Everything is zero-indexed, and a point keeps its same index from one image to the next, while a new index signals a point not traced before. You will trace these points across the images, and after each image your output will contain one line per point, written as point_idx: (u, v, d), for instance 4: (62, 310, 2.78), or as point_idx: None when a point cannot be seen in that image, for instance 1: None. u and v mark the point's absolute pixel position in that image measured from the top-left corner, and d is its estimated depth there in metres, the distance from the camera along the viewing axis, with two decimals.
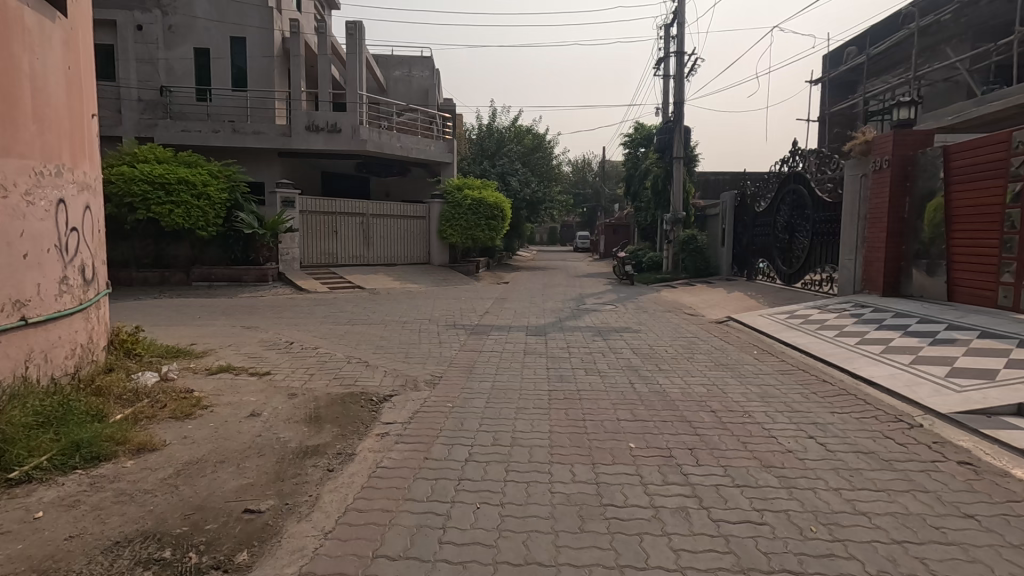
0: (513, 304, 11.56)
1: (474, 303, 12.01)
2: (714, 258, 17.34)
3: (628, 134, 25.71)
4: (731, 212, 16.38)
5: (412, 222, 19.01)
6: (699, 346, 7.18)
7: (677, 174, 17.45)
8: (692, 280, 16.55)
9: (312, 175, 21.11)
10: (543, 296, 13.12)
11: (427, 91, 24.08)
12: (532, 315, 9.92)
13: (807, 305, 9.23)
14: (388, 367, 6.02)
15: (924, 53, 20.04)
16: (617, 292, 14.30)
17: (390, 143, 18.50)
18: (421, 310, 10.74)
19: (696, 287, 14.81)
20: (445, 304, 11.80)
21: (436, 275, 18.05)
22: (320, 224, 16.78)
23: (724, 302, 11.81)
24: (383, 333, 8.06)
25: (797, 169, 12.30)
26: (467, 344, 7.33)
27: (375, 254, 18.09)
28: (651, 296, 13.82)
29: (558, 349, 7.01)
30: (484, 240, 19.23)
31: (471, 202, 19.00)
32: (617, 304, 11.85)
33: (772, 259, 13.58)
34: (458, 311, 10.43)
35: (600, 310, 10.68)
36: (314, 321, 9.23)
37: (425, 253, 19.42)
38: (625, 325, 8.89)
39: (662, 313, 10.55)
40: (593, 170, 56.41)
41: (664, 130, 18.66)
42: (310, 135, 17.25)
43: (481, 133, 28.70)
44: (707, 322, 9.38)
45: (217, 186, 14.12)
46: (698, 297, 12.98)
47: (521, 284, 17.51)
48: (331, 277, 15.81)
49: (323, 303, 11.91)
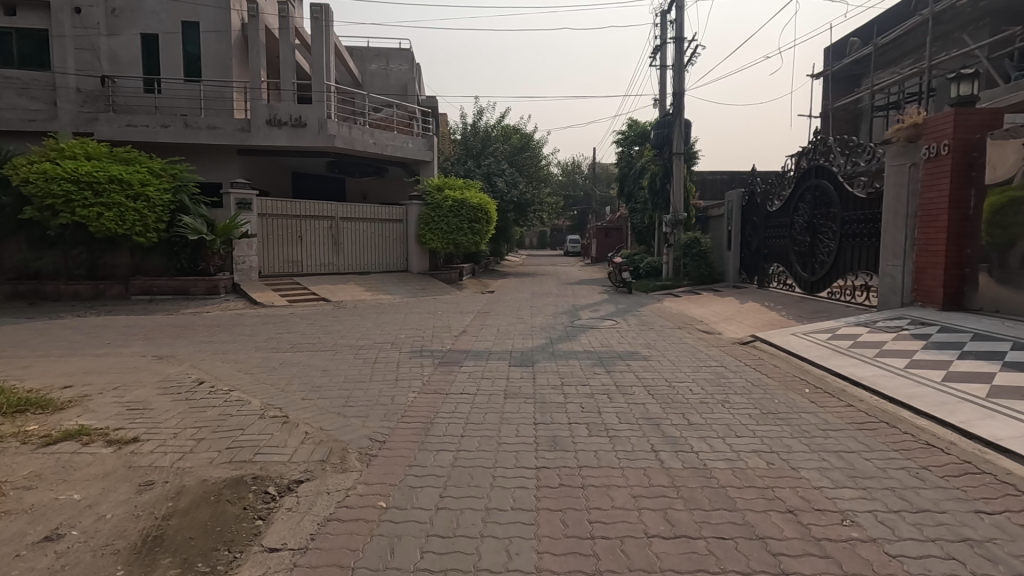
0: (496, 320, 9.93)
1: (451, 318, 10.38)
2: (720, 263, 15.81)
3: (621, 132, 24.19)
4: (737, 213, 14.86)
5: (387, 226, 17.30)
6: (730, 381, 5.56)
7: (677, 171, 15.91)
8: (696, 288, 15.03)
9: (279, 176, 19.35)
10: (531, 309, 11.49)
11: (406, 87, 22.42)
12: (516, 335, 8.31)
13: (849, 322, 7.67)
14: (312, 425, 4.33)
15: (937, 42, 18.76)
16: (614, 303, 12.73)
17: (363, 139, 16.78)
18: (387, 329, 9.10)
19: (702, 296, 13.25)
20: (416, 320, 10.13)
21: (414, 284, 16.37)
22: (282, 228, 15.07)
23: (739, 315, 10.24)
24: (327, 366, 6.37)
25: (818, 162, 10.79)
26: (431, 381, 5.67)
27: (345, 261, 16.37)
28: (653, 307, 12.25)
29: (549, 388, 5.37)
30: (467, 245, 17.58)
31: (453, 204, 17.32)
32: (617, 318, 10.26)
33: (789, 265, 12.04)
34: (430, 330, 8.77)
35: (597, 327, 9.08)
36: (251, 346, 7.54)
37: (403, 260, 17.70)
38: (631, 348, 7.28)
39: (670, 330, 8.96)
40: (584, 172, 55.00)
41: (662, 123, 17.14)
42: (272, 130, 15.53)
43: (465, 132, 27.03)
44: (727, 343, 7.79)
45: (158, 186, 12.37)
46: (707, 309, 11.41)
47: (508, 294, 15.89)
48: (294, 288, 14.07)
49: (277, 320, 10.25)
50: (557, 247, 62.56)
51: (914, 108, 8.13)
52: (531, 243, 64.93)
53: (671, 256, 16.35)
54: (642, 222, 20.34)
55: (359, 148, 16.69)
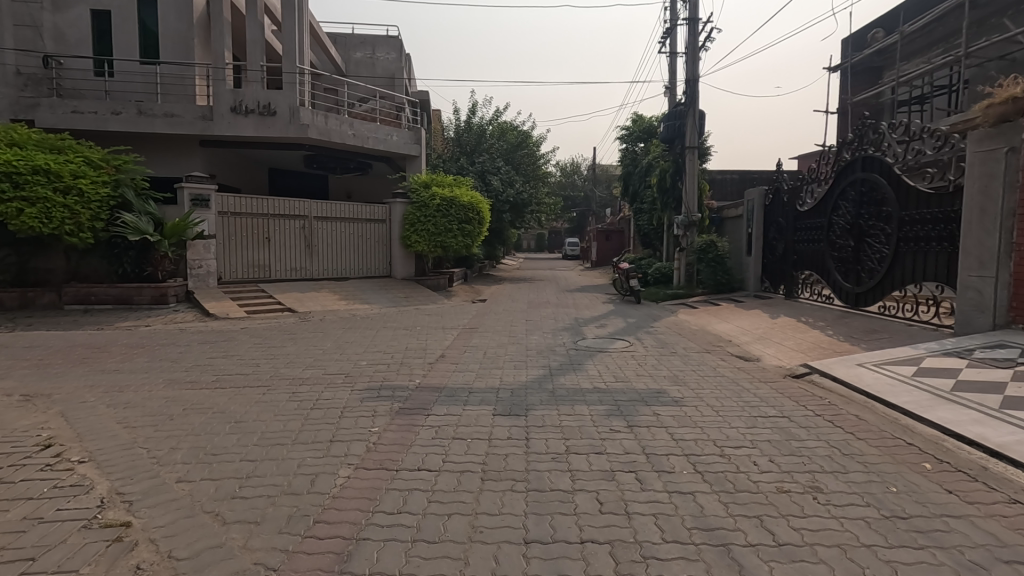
0: (483, 340, 8.22)
1: (430, 336, 8.67)
2: (739, 270, 14.14)
3: (625, 128, 22.58)
4: (760, 214, 13.22)
5: (367, 227, 15.59)
6: (809, 449, 3.86)
7: (690, 164, 14.54)
8: (712, 298, 13.39)
9: (252, 171, 17.65)
10: (526, 324, 9.79)
11: (393, 77, 20.70)
12: (506, 363, 6.60)
13: (933, 351, 5.98)
14: (156, 550, 2.61)
15: (970, 30, 17.21)
16: (623, 316, 11.03)
17: (342, 130, 15.09)
18: (348, 351, 7.39)
19: (722, 309, 11.57)
20: (387, 339, 8.41)
21: (397, 291, 14.66)
22: (246, 228, 13.38)
23: (776, 334, 8.54)
24: (243, 414, 4.65)
25: (865, 152, 9.16)
26: (378, 445, 3.95)
27: (319, 266, 14.67)
28: (667, 321, 10.56)
29: (547, 463, 3.66)
30: (456, 248, 15.90)
31: (441, 202, 15.66)
32: (629, 336, 8.56)
33: (826, 273, 10.38)
34: (399, 355, 7.06)
35: (607, 350, 7.39)
36: (161, 380, 5.81)
37: (385, 265, 15.99)
38: (655, 384, 5.58)
39: (696, 354, 7.26)
40: (582, 174, 53.39)
41: (671, 115, 15.54)
42: (237, 118, 13.83)
43: (458, 128, 25.36)
44: (776, 375, 6.11)
45: (95, 178, 10.64)
46: (733, 325, 9.71)
47: (501, 303, 14.20)
48: (258, 297, 12.36)
49: (221, 337, 8.54)
50: (554, 251, 60.98)
51: (1008, 80, 6.53)
52: (528, 246, 63.36)
53: (682, 261, 14.76)
54: (648, 224, 18.70)
55: (337, 140, 15.01)
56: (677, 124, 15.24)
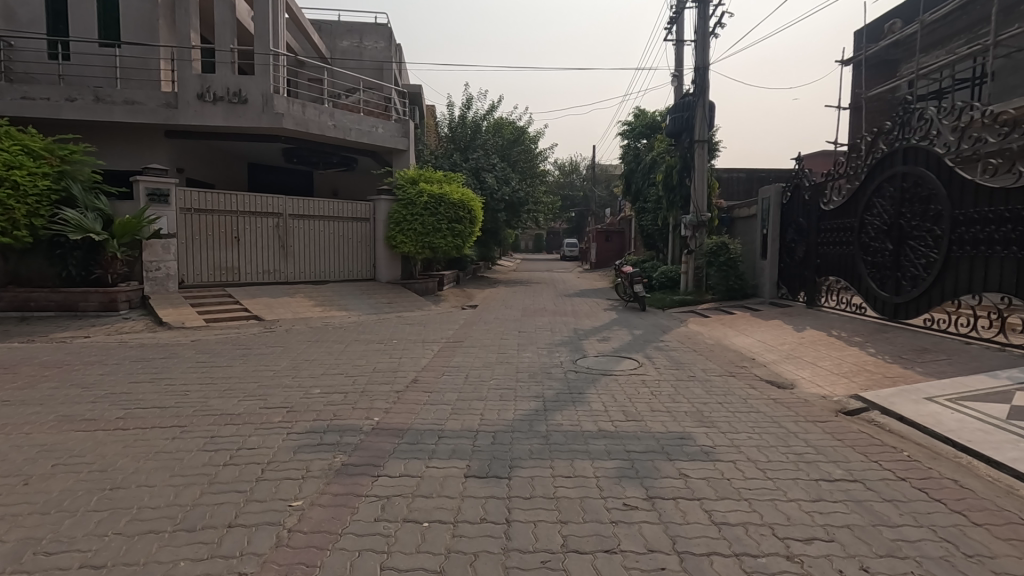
0: (468, 358, 7.02)
1: (406, 353, 7.45)
2: (752, 275, 12.99)
3: (627, 123, 21.42)
4: (776, 213, 12.07)
5: (349, 226, 14.38)
6: (913, 545, 2.68)
7: (698, 159, 13.46)
8: (724, 305, 12.25)
9: (227, 165, 16.47)
10: (518, 337, 8.58)
11: (381, 68, 19.46)
12: (491, 393, 5.40)
13: (1021, 384, 4.81)
14: None
15: (999, 18, 16.07)
16: (627, 327, 9.84)
17: (321, 120, 13.89)
18: (304, 373, 6.17)
19: (738, 319, 10.39)
20: (354, 356, 7.19)
21: (380, 296, 13.46)
22: (213, 227, 12.19)
23: (808, 351, 7.36)
24: (126, 474, 3.45)
25: (907, 143, 8.02)
26: (292, 535, 2.76)
27: (295, 268, 13.46)
28: (678, 333, 9.37)
29: (534, 573, 2.47)
30: (446, 249, 14.72)
31: (429, 199, 14.45)
32: (639, 354, 7.36)
33: (856, 280, 9.21)
34: (363, 380, 5.84)
35: (613, 373, 6.20)
36: (52, 416, 4.61)
37: (369, 267, 14.79)
38: (677, 426, 4.39)
39: (720, 379, 6.07)
40: (582, 174, 52.16)
41: (678, 106, 14.40)
42: (204, 106, 12.63)
43: (451, 123, 24.16)
44: (822, 409, 4.95)
45: (33, 169, 9.40)
46: (754, 338, 8.55)
47: (493, 310, 13.03)
48: (223, 303, 11.18)
49: (162, 353, 7.33)
50: (552, 252, 59.79)
51: None
52: (526, 247, 62.17)
53: (690, 265, 13.68)
54: (652, 224, 17.54)
55: (316, 132, 13.81)
56: (684, 116, 14.09)
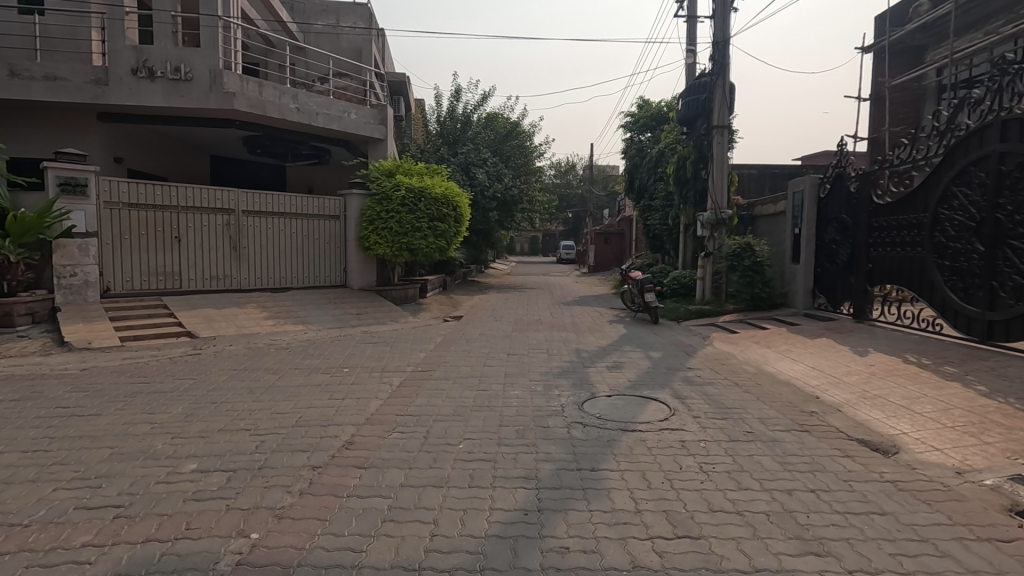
0: (435, 399, 5.16)
1: (354, 389, 5.59)
2: (780, 282, 11.21)
3: (630, 114, 19.65)
4: (811, 209, 10.31)
5: (316, 224, 12.49)
6: None
7: (716, 148, 11.79)
8: (749, 319, 10.48)
9: (182, 156, 14.59)
10: (507, 363, 6.74)
11: (359, 52, 17.50)
12: (456, 472, 3.54)
13: None
14: None
15: None
16: (641, 346, 8.01)
17: (281, 103, 12.01)
18: (193, 429, 4.30)
19: (773, 336, 8.57)
20: (281, 395, 5.31)
21: (348, 306, 11.60)
22: (148, 224, 10.29)
23: (888, 387, 5.55)
24: None
25: (1006, 114, 6.25)
26: None
27: (251, 273, 11.57)
28: (705, 355, 7.54)
29: None
30: (427, 252, 12.88)
31: (407, 195, 12.62)
32: (664, 391, 5.52)
33: (927, 290, 7.42)
34: (270, 444, 3.96)
35: (636, 428, 4.35)
36: None
37: (339, 272, 12.91)
38: (767, 559, 2.53)
39: (790, 436, 4.24)
40: (579, 173, 50.24)
41: (691, 88, 12.63)
42: (140, 83, 10.75)
43: (439, 115, 22.31)
44: (976, 502, 3.14)
45: None
46: (806, 365, 6.72)
47: (480, 321, 11.19)
48: (154, 316, 9.31)
49: (25, 389, 5.46)
50: (548, 254, 57.99)
51: None
52: (522, 249, 60.35)
53: (708, 270, 11.90)
54: (658, 224, 15.72)
55: (275, 116, 11.93)
56: (699, 99, 12.31)
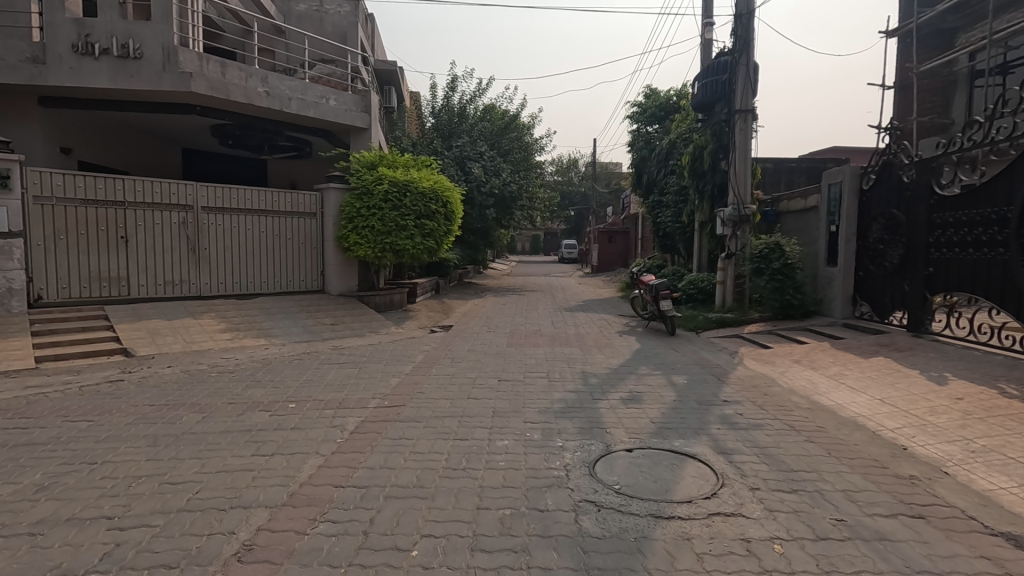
0: (394, 458, 3.82)
1: (293, 437, 4.25)
2: (813, 287, 9.85)
3: (637, 104, 18.40)
4: (851, 203, 8.99)
5: (288, 222, 11.15)
6: None
7: (738, 136, 10.47)
8: (779, 330, 9.13)
9: (147, 148, 13.28)
10: (496, 396, 5.39)
11: (345, 37, 16.05)
12: None
13: None
14: None
15: None
16: (660, 368, 6.66)
17: (247, 87, 10.65)
18: (29, 519, 2.94)
19: (816, 354, 7.20)
20: (192, 448, 3.98)
21: (323, 315, 10.27)
22: (89, 221, 8.97)
23: (998, 435, 4.19)
24: None
25: None
26: None
27: (212, 278, 10.25)
28: (740, 380, 6.19)
29: None
30: (415, 253, 11.55)
31: (391, 189, 11.30)
32: (702, 441, 4.16)
33: (1013, 300, 6.11)
34: (125, 553, 2.61)
35: (675, 514, 2.99)
36: None
37: (315, 275, 11.59)
38: None
39: (903, 528, 2.89)
40: (580, 171, 48.82)
41: (709, 69, 11.26)
42: (83, 61, 9.44)
43: (433, 107, 20.98)
44: None
45: None
46: (871, 396, 5.36)
47: (471, 332, 9.84)
48: (88, 329, 7.98)
49: None
50: (549, 254, 56.70)
51: None
52: (522, 249, 59.15)
53: (729, 273, 10.55)
54: (669, 222, 14.37)
55: (241, 100, 10.57)
56: (719, 81, 10.95)
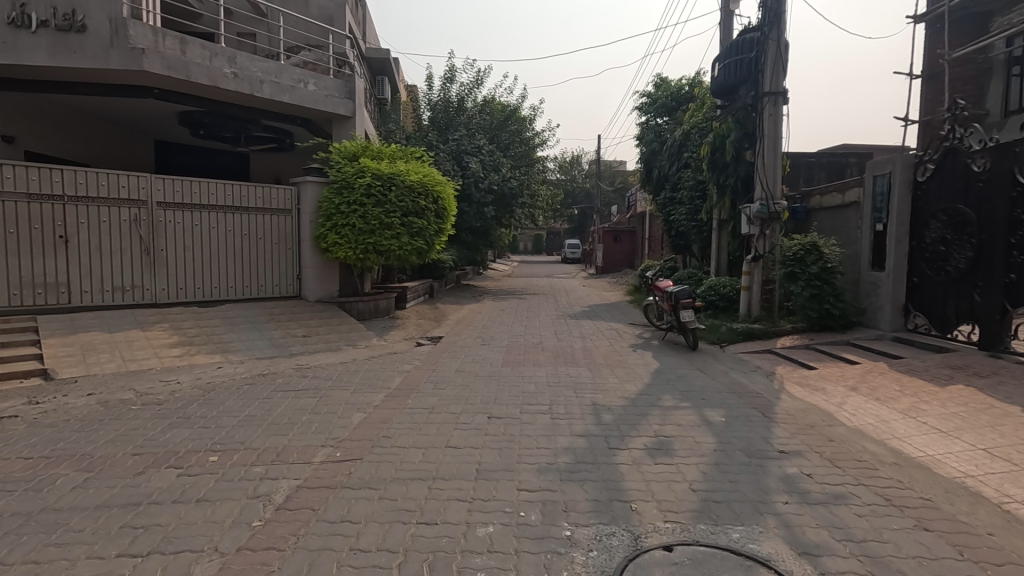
0: (324, 566, 2.59)
1: (191, 519, 3.02)
2: (854, 294, 8.58)
3: (647, 94, 17.12)
4: (903, 198, 7.76)
5: (259, 220, 9.96)
6: None
7: (767, 123, 9.21)
8: (818, 346, 7.87)
9: (110, 138, 12.11)
10: (483, 443, 4.17)
11: (332, 20, 14.57)
12: None
13: None
14: None
15: None
16: (689, 398, 5.43)
17: (211, 66, 9.44)
18: None
19: (875, 379, 5.96)
20: (37, 541, 2.77)
21: (294, 325, 9.07)
22: (21, 218, 7.79)
23: None
24: None
25: None
26: None
27: (171, 283, 9.06)
28: (790, 416, 4.95)
29: None
30: (402, 254, 10.31)
31: (373, 182, 10.07)
32: (770, 528, 2.94)
33: None
34: None
35: None
36: None
37: (289, 279, 10.39)
38: None
39: None
40: (584, 169, 47.41)
41: (732, 48, 9.99)
42: (18, 34, 8.27)
43: (429, 99, 19.74)
44: None
45: None
46: (970, 445, 4.13)
47: (463, 344, 8.64)
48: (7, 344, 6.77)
49: None
50: (552, 253, 55.43)
51: None
52: (524, 248, 57.91)
53: (756, 277, 9.29)
54: (683, 219, 13.12)
55: (203, 82, 9.36)
56: (744, 61, 9.70)
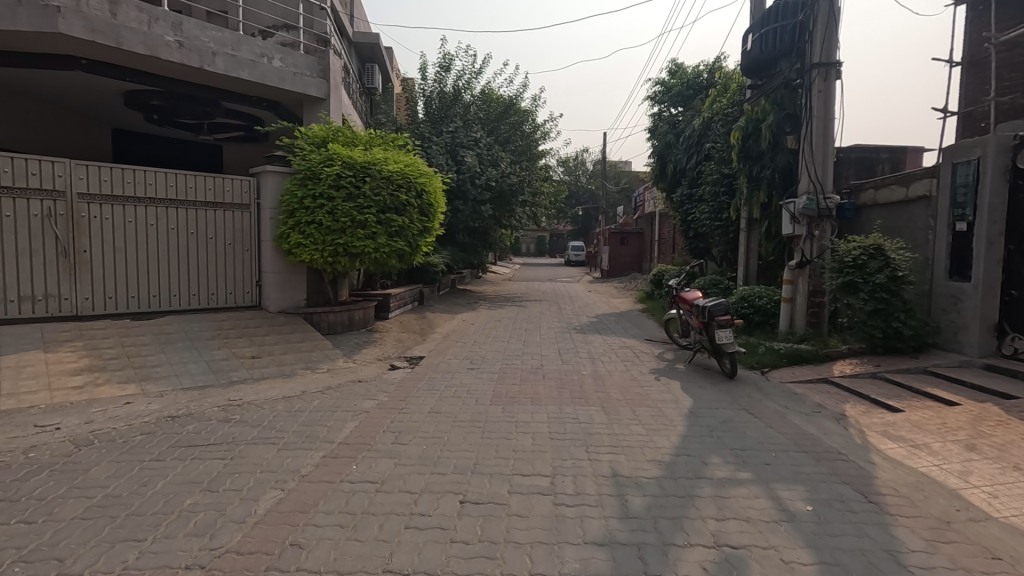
0: None
1: None
2: (926, 308, 7.00)
3: (661, 81, 15.54)
4: (997, 191, 6.20)
5: (209, 216, 8.44)
6: None
7: (816, 100, 7.66)
8: (889, 375, 6.28)
9: (53, 124, 10.60)
10: (444, 566, 2.60)
11: None
12: None
13: None
14: None
15: None
16: (748, 465, 3.84)
17: (149, 33, 7.93)
18: None
19: (996, 433, 4.37)
20: None
21: (244, 342, 7.53)
22: None
23: None
24: None
25: None
26: None
27: (96, 291, 7.53)
28: (906, 500, 3.37)
29: None
30: (380, 258, 8.76)
31: (344, 172, 8.53)
32: None
33: None
34: None
35: None
36: None
37: (247, 287, 8.83)
38: None
39: None
40: (588, 169, 45.69)
41: (769, 15, 8.44)
42: None
43: (422, 89, 18.18)
44: None
45: None
46: None
47: (448, 368, 7.06)
48: None
49: None
50: (555, 255, 53.64)
51: None
52: (527, 251, 56.11)
53: (801, 288, 7.70)
54: (704, 219, 11.54)
55: (139, 51, 7.85)
56: (785, 28, 8.14)
